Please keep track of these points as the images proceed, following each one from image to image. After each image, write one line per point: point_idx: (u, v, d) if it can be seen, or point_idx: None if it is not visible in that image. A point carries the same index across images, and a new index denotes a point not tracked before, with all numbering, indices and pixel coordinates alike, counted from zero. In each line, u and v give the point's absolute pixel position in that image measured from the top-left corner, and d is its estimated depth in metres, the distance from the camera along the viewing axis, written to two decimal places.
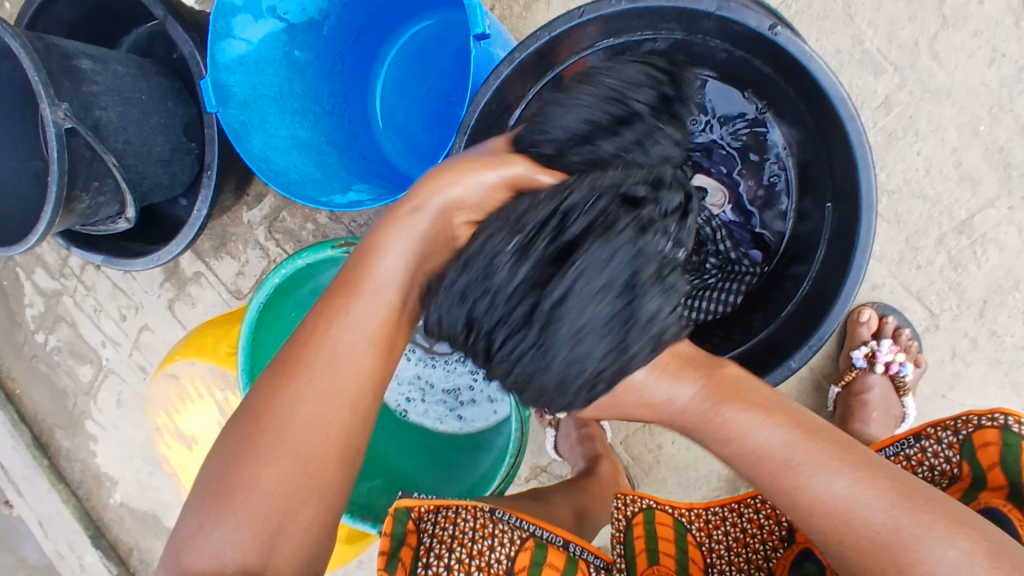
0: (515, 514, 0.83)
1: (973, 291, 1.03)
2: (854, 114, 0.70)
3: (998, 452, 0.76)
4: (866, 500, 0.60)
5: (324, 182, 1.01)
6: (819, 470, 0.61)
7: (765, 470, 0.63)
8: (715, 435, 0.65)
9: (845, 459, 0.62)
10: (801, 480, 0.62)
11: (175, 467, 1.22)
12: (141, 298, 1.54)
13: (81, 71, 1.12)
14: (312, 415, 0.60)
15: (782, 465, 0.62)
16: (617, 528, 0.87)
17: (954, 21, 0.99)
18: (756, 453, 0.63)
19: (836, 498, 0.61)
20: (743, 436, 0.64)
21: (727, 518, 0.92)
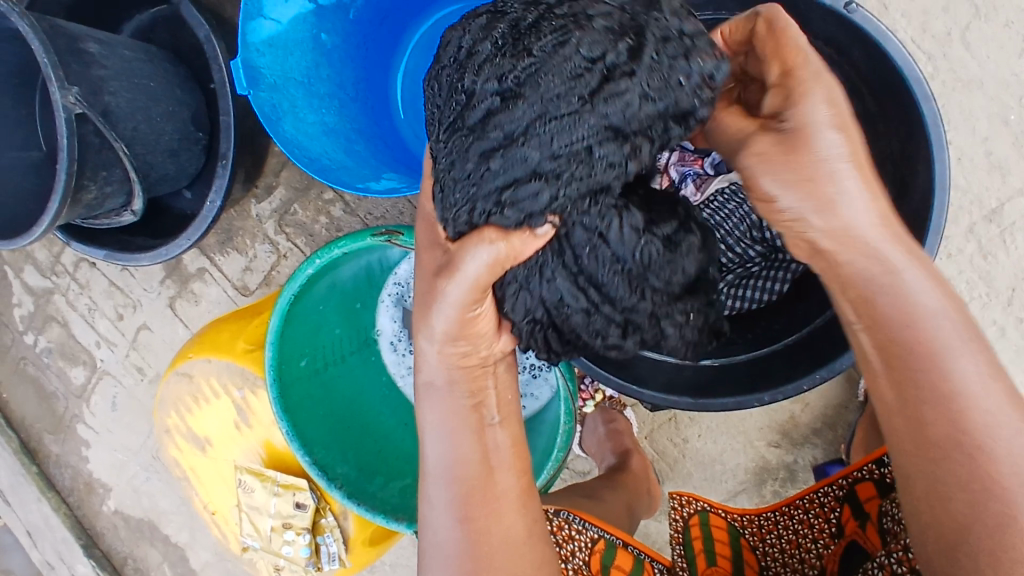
0: (580, 516, 0.88)
1: (1002, 280, 1.04)
2: (928, 93, 0.69)
3: None
4: (990, 413, 0.54)
5: (355, 169, 0.99)
6: (971, 368, 0.54)
7: (920, 345, 0.56)
8: (882, 278, 0.57)
9: (994, 366, 0.56)
10: (949, 366, 0.55)
11: (185, 470, 1.17)
12: (139, 296, 1.48)
13: (90, 54, 1.06)
14: (460, 452, 0.66)
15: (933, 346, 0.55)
16: (676, 528, 0.97)
17: (985, 12, 1.00)
18: (931, 323, 0.56)
19: (970, 401, 0.54)
20: (903, 284, 0.57)
21: (779, 521, 0.92)
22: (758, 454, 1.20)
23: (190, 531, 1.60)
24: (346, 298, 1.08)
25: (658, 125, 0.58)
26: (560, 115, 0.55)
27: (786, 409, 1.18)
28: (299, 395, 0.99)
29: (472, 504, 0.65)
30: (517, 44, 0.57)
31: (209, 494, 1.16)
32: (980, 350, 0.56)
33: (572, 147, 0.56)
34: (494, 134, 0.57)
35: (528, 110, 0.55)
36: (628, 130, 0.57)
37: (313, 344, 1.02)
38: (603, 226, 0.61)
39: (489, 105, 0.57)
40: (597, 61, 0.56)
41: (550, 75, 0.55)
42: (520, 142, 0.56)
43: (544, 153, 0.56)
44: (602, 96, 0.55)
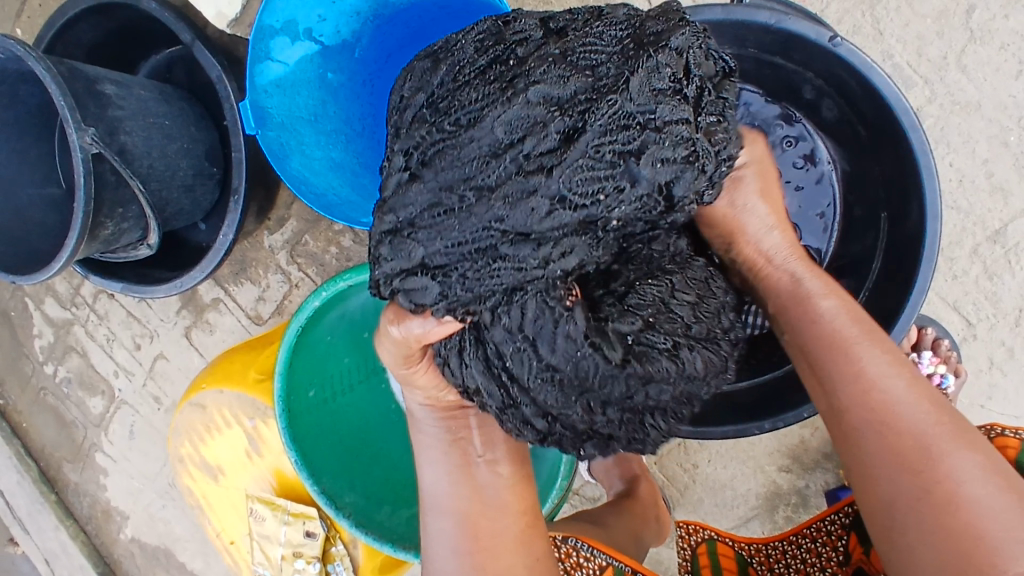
0: (589, 543, 0.88)
1: (1008, 300, 1.03)
2: (916, 123, 0.70)
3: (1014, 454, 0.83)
4: (881, 399, 0.59)
5: (361, 204, 1.02)
6: (866, 358, 0.61)
7: (823, 341, 0.64)
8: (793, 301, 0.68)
9: (898, 358, 0.62)
10: (845, 359, 0.62)
11: (199, 498, 1.19)
12: (156, 326, 1.51)
13: (106, 95, 1.10)
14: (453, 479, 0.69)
15: (828, 346, 0.63)
16: (685, 556, 0.97)
17: (981, 35, 1.00)
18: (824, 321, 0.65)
19: (872, 384, 0.60)
20: (810, 293, 0.67)
21: (787, 551, 0.92)
22: (770, 479, 1.19)
23: (205, 558, 1.62)
24: (353, 329, 1.10)
25: (578, 228, 0.56)
26: (454, 208, 0.57)
27: (796, 433, 1.17)
28: (307, 425, 1.00)
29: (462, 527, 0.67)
30: (438, 118, 0.59)
31: (222, 522, 1.18)
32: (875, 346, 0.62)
33: (463, 243, 0.57)
34: (390, 219, 0.60)
35: (425, 194, 0.58)
36: (534, 232, 0.56)
37: (320, 374, 1.04)
38: (532, 335, 0.59)
39: (397, 181, 0.60)
40: (511, 146, 0.55)
41: (448, 171, 0.57)
42: (416, 232, 0.59)
43: (430, 248, 0.58)
44: (501, 193, 0.55)
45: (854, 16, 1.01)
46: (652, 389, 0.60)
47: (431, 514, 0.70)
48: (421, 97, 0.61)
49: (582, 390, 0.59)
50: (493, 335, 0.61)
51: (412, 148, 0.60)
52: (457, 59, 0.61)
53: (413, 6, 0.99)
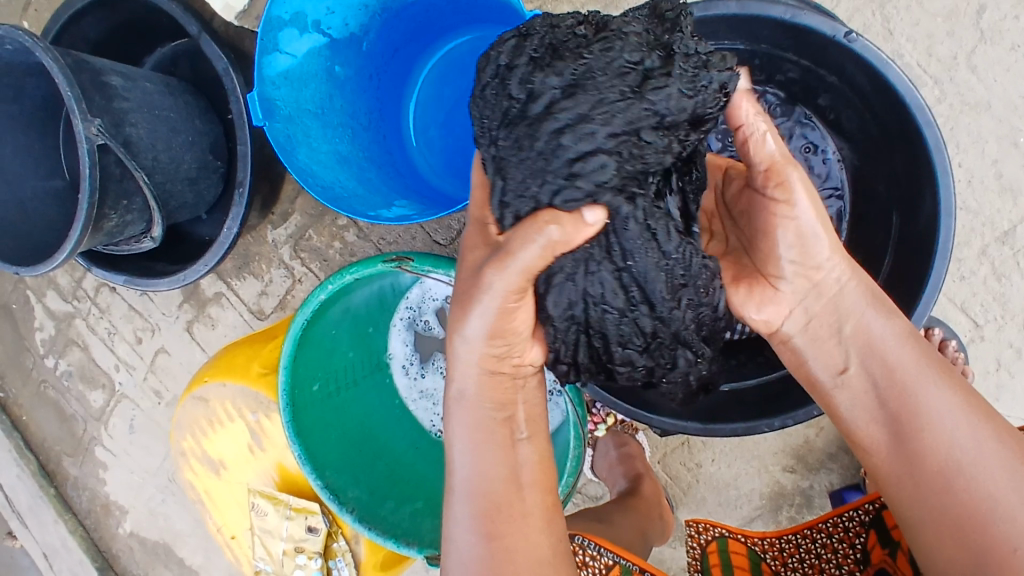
0: (595, 541, 0.87)
1: (1016, 302, 1.03)
2: (931, 120, 0.70)
3: None
4: (965, 443, 0.60)
5: (367, 197, 1.00)
6: (946, 399, 0.61)
7: (888, 384, 0.64)
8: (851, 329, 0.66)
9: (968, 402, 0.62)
10: (925, 403, 0.62)
11: (200, 492, 1.19)
12: (158, 320, 1.51)
13: (112, 87, 1.10)
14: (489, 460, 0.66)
15: (912, 384, 0.63)
16: (695, 555, 0.97)
17: (991, 35, 1.00)
18: (889, 359, 0.64)
19: (948, 429, 0.61)
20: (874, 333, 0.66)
21: (802, 545, 0.92)
22: (773, 479, 1.18)
23: (205, 554, 1.61)
24: (359, 324, 1.08)
25: (695, 122, 0.63)
26: (619, 99, 0.60)
27: (801, 433, 1.17)
28: (311, 420, 1.00)
29: (493, 508, 0.64)
30: (560, 54, 0.62)
31: (224, 517, 1.18)
32: (950, 386, 0.62)
33: (631, 124, 0.60)
34: (563, 120, 0.60)
35: (590, 98, 0.60)
36: (672, 122, 0.62)
37: (325, 368, 1.03)
38: (656, 230, 0.64)
39: (552, 97, 0.60)
40: (641, 61, 0.61)
41: (592, 78, 0.60)
42: (587, 122, 0.60)
43: (610, 129, 0.60)
44: (648, 88, 0.60)
45: (864, 15, 1.01)
46: (719, 297, 0.70)
47: (458, 495, 0.66)
48: (522, 62, 0.63)
49: (686, 286, 0.67)
50: (624, 235, 0.63)
51: (541, 77, 0.61)
52: (538, 39, 0.64)
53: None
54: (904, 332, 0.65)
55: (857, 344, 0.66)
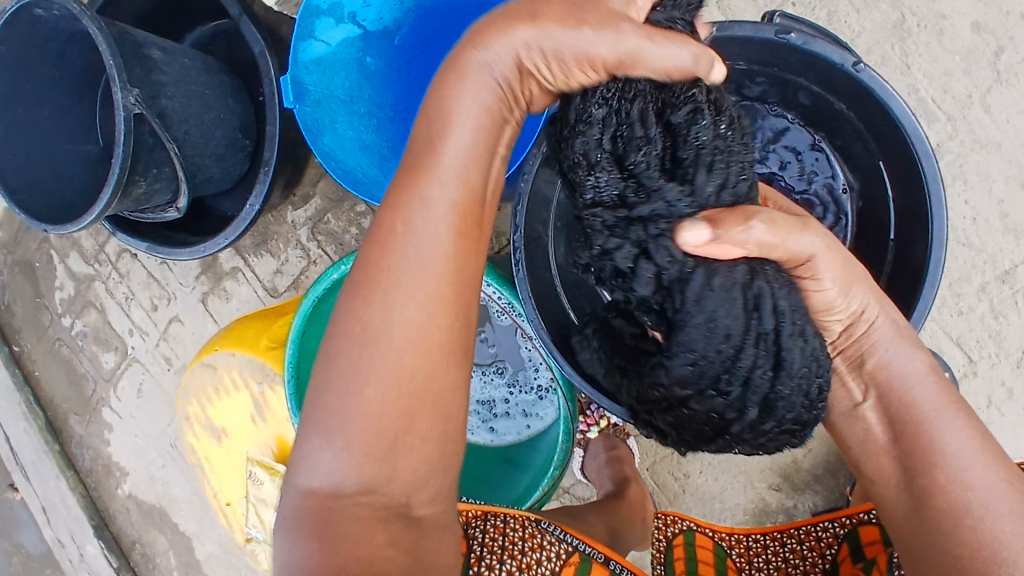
0: (561, 528, 0.89)
1: (1011, 341, 1.05)
2: (929, 152, 0.73)
3: None
4: (983, 481, 0.61)
5: (385, 184, 1.02)
6: (965, 432, 0.63)
7: (905, 411, 0.66)
8: (878, 371, 0.68)
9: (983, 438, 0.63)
10: (941, 436, 0.63)
11: (200, 457, 1.23)
12: (175, 289, 1.55)
13: (152, 60, 1.14)
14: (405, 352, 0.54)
15: (929, 415, 0.65)
16: (659, 549, 0.97)
17: (1007, 77, 1.02)
18: (907, 390, 0.66)
19: (965, 465, 0.62)
20: (899, 375, 0.67)
21: (769, 546, 0.96)
22: (759, 495, 1.20)
23: (198, 522, 1.65)
24: None
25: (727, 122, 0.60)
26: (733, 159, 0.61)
27: (789, 452, 1.18)
28: None
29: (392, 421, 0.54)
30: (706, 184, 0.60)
31: (221, 484, 1.22)
32: (968, 424, 0.64)
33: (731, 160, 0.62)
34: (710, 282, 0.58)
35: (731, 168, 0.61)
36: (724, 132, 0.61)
37: None
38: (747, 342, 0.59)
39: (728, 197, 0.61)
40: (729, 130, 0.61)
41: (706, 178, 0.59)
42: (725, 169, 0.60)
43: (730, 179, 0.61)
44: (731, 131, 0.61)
45: (883, 47, 1.03)
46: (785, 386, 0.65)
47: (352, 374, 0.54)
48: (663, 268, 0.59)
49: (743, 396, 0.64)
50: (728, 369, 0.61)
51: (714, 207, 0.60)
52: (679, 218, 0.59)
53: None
54: (924, 368, 0.67)
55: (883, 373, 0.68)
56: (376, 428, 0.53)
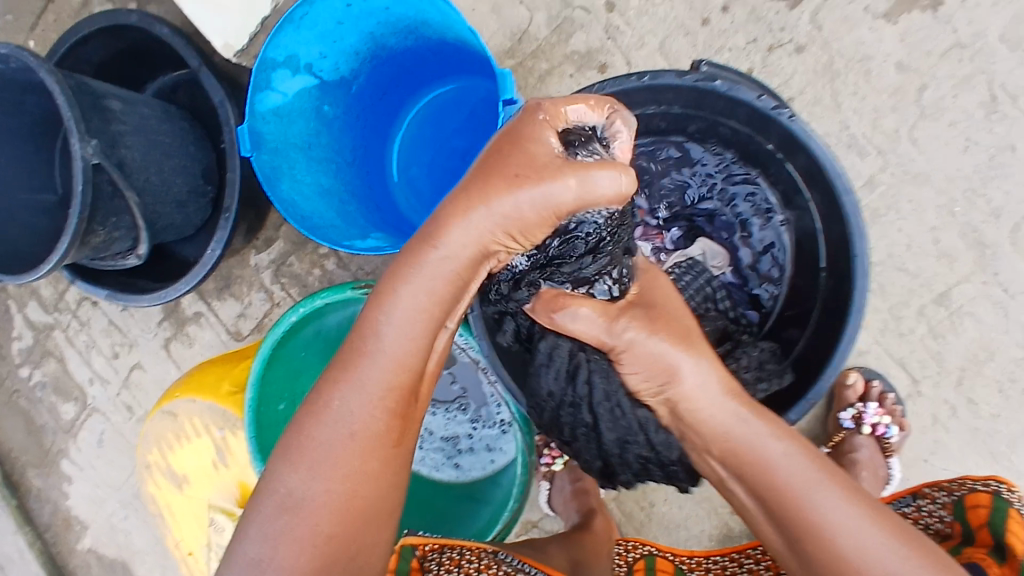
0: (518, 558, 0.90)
1: (952, 360, 1.09)
2: (849, 187, 0.77)
3: (986, 513, 0.83)
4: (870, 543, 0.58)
5: (344, 228, 1.06)
6: (836, 498, 0.59)
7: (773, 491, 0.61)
8: (735, 448, 0.63)
9: (852, 495, 0.60)
10: (826, 499, 0.60)
11: (160, 506, 1.21)
12: (137, 336, 1.54)
13: (111, 111, 1.16)
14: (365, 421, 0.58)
15: (800, 488, 0.60)
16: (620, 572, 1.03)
17: (932, 112, 1.07)
18: (772, 467, 0.61)
19: (843, 535, 0.59)
20: (755, 448, 0.62)
21: (728, 567, 1.00)
22: (723, 521, 1.22)
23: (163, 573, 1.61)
24: None
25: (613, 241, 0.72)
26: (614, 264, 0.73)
27: None
28: (275, 437, 1.05)
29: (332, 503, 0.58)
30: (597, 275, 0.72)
31: (184, 534, 1.20)
32: (835, 486, 0.60)
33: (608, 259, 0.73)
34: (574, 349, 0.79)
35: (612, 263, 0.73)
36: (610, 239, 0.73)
37: (292, 389, 1.08)
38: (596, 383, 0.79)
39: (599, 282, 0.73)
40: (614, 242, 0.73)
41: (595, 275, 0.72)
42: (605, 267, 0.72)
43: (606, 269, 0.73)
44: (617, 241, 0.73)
45: (815, 88, 1.10)
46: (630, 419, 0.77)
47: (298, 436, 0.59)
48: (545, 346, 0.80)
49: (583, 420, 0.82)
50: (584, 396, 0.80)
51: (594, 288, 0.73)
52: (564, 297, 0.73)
53: (410, 51, 1.10)
54: (772, 430, 0.63)
55: (733, 429, 0.63)
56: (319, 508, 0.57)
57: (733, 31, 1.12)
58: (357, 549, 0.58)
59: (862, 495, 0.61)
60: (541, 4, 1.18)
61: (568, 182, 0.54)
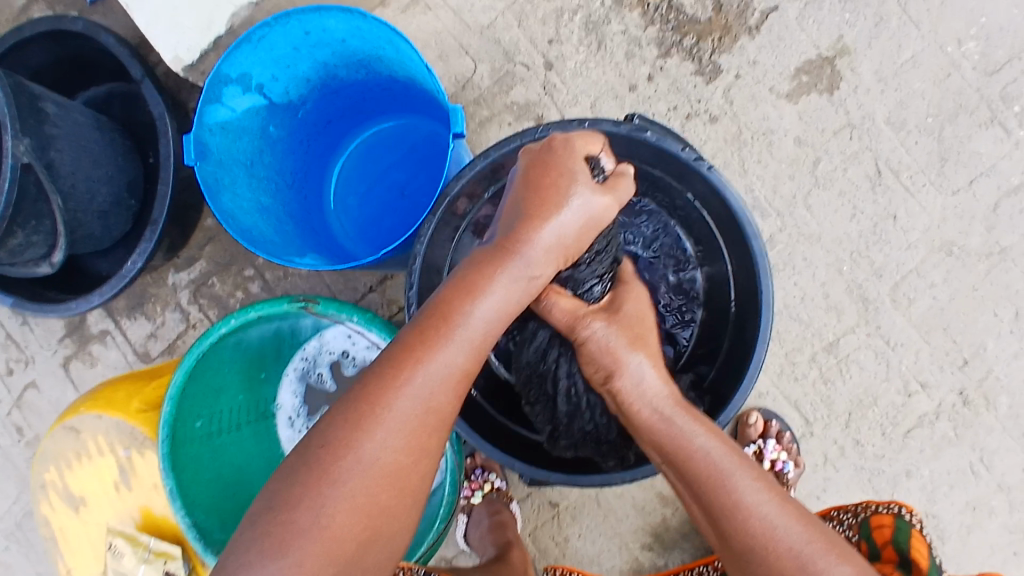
0: None
1: (840, 403, 1.21)
2: (756, 231, 0.86)
3: (889, 532, 0.93)
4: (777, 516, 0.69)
5: (282, 244, 1.06)
6: (751, 481, 0.70)
7: (700, 472, 0.70)
8: (668, 432, 0.72)
9: (763, 480, 0.71)
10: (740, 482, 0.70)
11: (53, 531, 1.13)
12: (33, 353, 1.44)
13: (46, 113, 1.13)
14: (393, 441, 0.60)
15: (720, 470, 0.70)
16: None
17: (824, 181, 1.22)
18: (698, 452, 0.71)
19: (753, 509, 0.69)
20: (684, 433, 0.72)
21: None
22: (633, 556, 1.26)
23: None
24: (252, 365, 1.11)
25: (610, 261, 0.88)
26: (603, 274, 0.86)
27: (659, 512, 1.26)
28: (188, 455, 1.02)
29: (378, 494, 0.59)
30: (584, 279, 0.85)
31: (78, 558, 1.12)
32: (753, 474, 0.71)
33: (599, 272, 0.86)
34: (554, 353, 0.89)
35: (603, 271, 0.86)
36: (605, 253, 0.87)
37: (210, 407, 1.06)
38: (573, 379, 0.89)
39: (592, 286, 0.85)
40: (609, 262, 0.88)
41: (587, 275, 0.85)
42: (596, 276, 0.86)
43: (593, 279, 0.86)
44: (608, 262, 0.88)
45: (725, 153, 1.23)
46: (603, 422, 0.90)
47: (350, 428, 0.59)
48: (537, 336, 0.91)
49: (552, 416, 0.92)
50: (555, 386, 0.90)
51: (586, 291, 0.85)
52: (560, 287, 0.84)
53: (358, 84, 1.15)
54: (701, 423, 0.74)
55: (659, 421, 0.73)
56: (362, 502, 0.58)
57: (658, 96, 1.24)
58: (387, 538, 0.61)
59: (769, 482, 0.72)
60: (485, 56, 1.26)
61: (606, 201, 0.70)
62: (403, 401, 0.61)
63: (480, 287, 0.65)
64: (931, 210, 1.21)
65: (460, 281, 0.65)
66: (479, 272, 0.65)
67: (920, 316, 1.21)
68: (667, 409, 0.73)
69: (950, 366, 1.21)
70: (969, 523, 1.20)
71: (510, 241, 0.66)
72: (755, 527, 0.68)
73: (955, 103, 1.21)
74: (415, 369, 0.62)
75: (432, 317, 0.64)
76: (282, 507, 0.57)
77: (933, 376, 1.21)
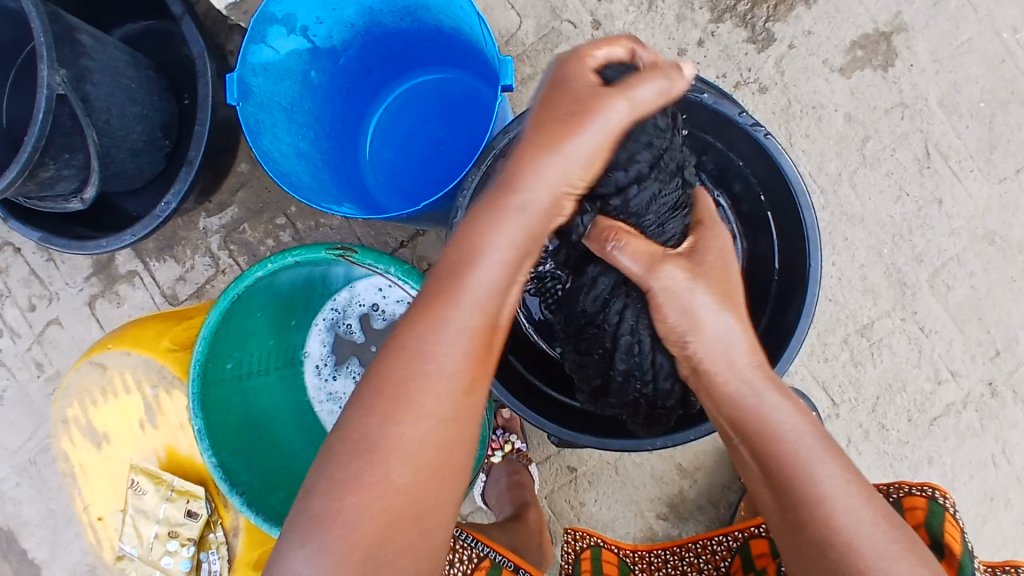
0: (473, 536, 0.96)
1: (868, 387, 1.20)
2: (809, 202, 0.85)
3: (922, 514, 0.90)
4: (837, 486, 0.66)
5: (320, 192, 1.05)
6: (819, 451, 0.67)
7: (765, 435, 0.67)
8: (732, 388, 0.69)
9: (828, 448, 0.68)
10: (816, 470, 0.66)
11: (72, 467, 1.13)
12: (60, 289, 1.45)
13: (82, 45, 1.11)
14: (449, 371, 0.61)
15: (780, 433, 0.67)
16: (567, 560, 1.00)
17: (871, 161, 1.19)
18: (763, 411, 0.68)
19: (816, 479, 0.66)
20: (750, 389, 0.68)
21: (668, 561, 1.04)
22: (647, 524, 1.27)
23: (52, 547, 1.48)
24: (282, 311, 1.10)
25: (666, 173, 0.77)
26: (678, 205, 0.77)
27: (676, 483, 1.26)
28: (217, 397, 1.02)
29: (441, 438, 0.61)
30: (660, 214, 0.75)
31: (95, 496, 1.13)
32: (818, 441, 0.68)
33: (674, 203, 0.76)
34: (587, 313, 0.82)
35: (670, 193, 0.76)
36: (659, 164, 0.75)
37: (241, 350, 1.05)
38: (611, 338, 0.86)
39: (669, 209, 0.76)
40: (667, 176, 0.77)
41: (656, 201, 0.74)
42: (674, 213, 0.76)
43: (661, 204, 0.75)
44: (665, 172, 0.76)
45: (771, 127, 1.20)
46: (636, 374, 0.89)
47: (401, 369, 0.61)
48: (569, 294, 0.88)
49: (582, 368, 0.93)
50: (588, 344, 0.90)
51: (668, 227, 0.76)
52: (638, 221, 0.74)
53: (403, 33, 1.12)
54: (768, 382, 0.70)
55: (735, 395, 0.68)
56: (430, 441, 0.60)
57: (707, 63, 1.20)
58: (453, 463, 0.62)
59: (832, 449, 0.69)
60: (531, 12, 1.23)
61: (669, 77, 0.65)
62: (456, 319, 0.62)
63: (530, 184, 0.63)
64: (977, 198, 1.18)
65: (504, 180, 0.64)
66: (528, 157, 0.64)
67: (956, 304, 1.19)
68: (734, 361, 0.69)
69: (984, 356, 1.19)
70: (986, 514, 1.20)
71: (560, 109, 0.64)
72: (814, 496, 0.65)
73: (1013, 88, 1.17)
74: (462, 289, 0.62)
75: (478, 227, 0.63)
76: (349, 452, 0.60)
77: (964, 365, 1.19)
